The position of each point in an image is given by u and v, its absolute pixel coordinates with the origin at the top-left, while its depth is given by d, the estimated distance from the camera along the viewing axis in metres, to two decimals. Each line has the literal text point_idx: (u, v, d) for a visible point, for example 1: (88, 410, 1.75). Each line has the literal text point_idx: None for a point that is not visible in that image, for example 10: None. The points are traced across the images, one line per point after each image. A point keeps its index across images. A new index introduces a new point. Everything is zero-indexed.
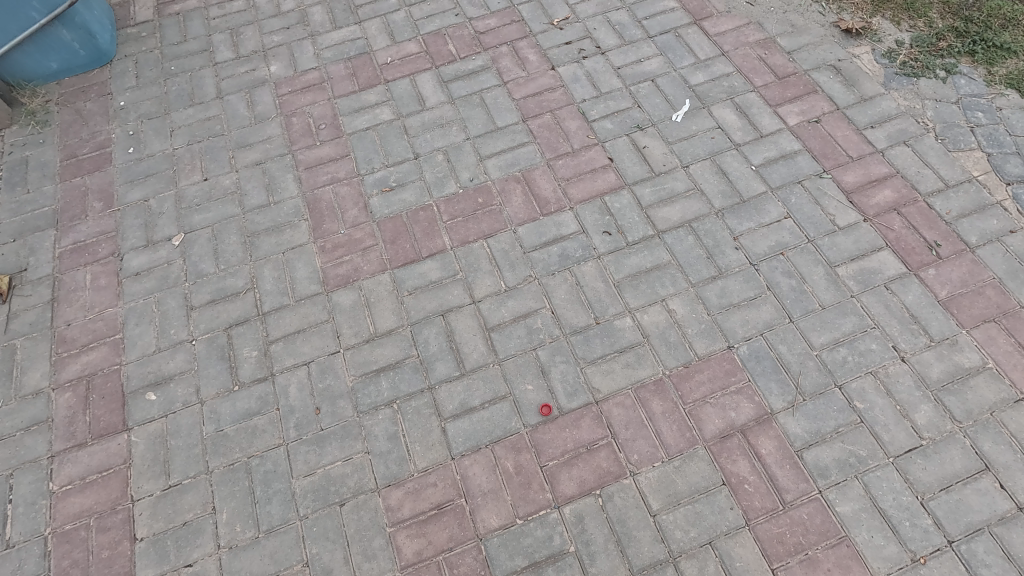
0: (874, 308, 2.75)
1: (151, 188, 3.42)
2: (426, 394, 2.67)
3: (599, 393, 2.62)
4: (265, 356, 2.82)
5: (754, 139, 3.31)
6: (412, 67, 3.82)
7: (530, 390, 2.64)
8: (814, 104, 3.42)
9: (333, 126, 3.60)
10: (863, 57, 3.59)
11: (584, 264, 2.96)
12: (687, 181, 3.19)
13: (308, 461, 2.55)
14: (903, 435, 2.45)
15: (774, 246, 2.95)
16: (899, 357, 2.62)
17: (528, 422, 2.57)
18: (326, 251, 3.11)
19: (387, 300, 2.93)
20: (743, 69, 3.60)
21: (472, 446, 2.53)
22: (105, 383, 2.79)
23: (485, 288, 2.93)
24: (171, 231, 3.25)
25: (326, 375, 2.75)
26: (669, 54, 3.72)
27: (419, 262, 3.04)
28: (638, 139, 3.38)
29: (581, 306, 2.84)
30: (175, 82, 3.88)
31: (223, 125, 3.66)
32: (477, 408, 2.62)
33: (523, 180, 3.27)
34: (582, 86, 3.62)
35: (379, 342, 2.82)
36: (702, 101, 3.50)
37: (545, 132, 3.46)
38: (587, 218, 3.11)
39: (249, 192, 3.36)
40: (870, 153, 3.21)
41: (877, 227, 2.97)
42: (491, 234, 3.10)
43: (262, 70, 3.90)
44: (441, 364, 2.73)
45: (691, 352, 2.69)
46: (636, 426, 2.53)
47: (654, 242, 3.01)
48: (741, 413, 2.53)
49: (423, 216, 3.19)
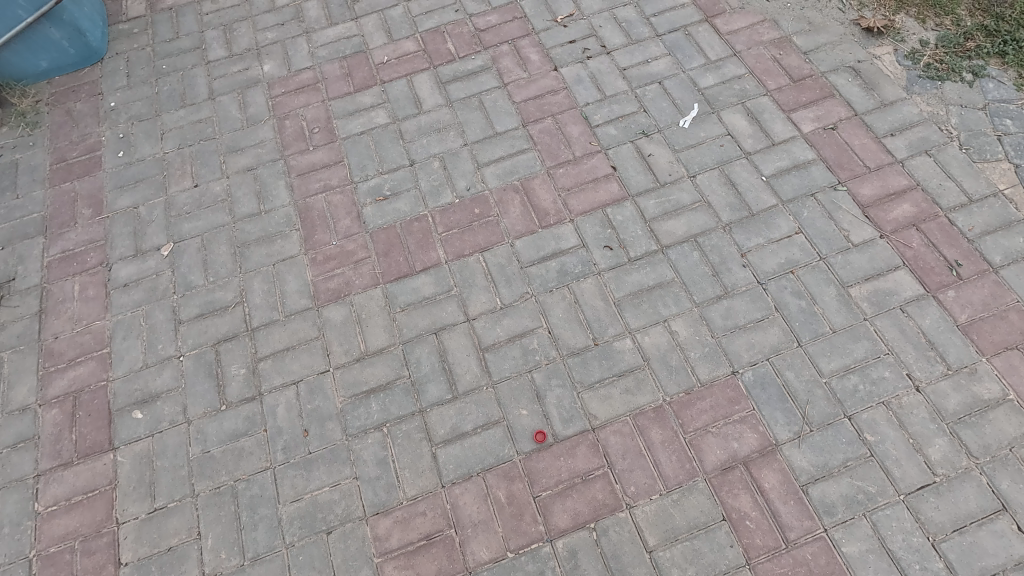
0: (888, 332, 2.61)
1: (141, 194, 3.33)
2: (418, 418, 2.58)
3: (596, 419, 2.52)
4: (254, 374, 2.74)
5: (766, 147, 3.15)
6: (409, 67, 3.67)
7: (524, 415, 2.55)
8: (830, 109, 3.24)
9: (326, 129, 3.48)
10: (884, 58, 3.38)
11: (583, 280, 2.84)
12: (694, 192, 3.04)
13: (295, 485, 2.48)
14: (916, 471, 2.33)
15: (784, 264, 2.81)
16: (914, 387, 2.49)
17: (521, 449, 2.48)
18: (317, 264, 3.01)
19: (379, 316, 2.84)
20: (756, 71, 3.41)
21: (463, 474, 2.45)
22: (92, 400, 2.74)
23: (480, 305, 2.82)
24: (160, 240, 3.16)
25: (315, 396, 2.67)
26: (677, 54, 3.53)
27: (413, 276, 2.93)
28: (643, 145, 3.22)
29: (579, 326, 2.73)
30: (166, 82, 3.76)
31: (214, 127, 3.55)
32: (469, 433, 2.53)
33: (522, 190, 3.13)
34: (586, 88, 3.46)
35: (370, 361, 2.73)
36: (712, 105, 3.32)
37: (546, 137, 3.31)
38: (587, 231, 2.98)
39: (240, 200, 3.26)
40: (889, 164, 3.03)
41: (894, 244, 2.82)
42: (487, 247, 2.98)
43: (255, 69, 3.78)
44: (432, 386, 2.64)
45: (693, 377, 2.57)
46: (634, 456, 2.43)
47: (658, 257, 2.87)
48: (745, 444, 2.43)
49: (418, 227, 3.07)
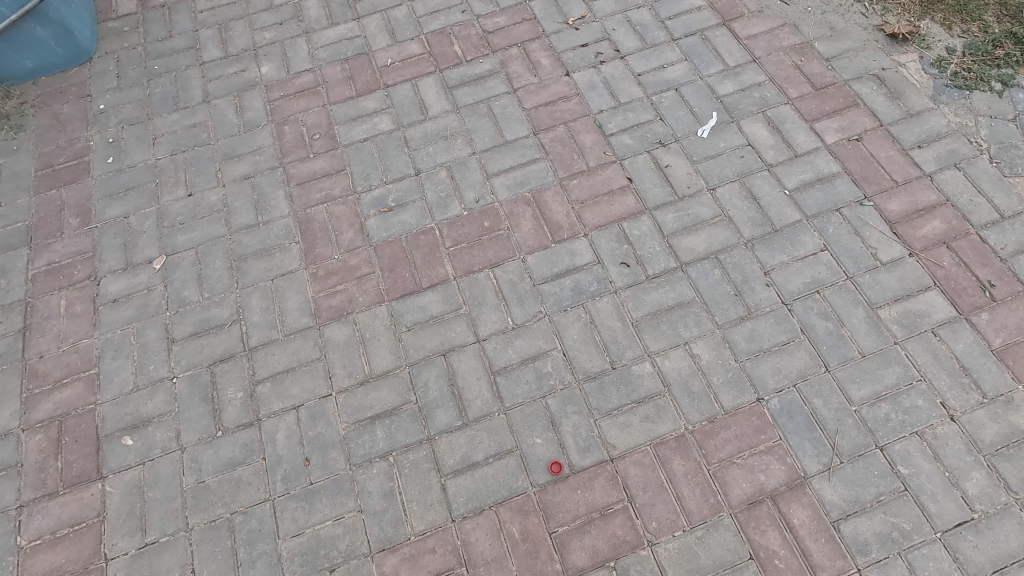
0: (919, 357, 2.49)
1: (132, 203, 3.16)
2: (426, 447, 2.45)
3: (615, 449, 2.39)
4: (252, 398, 2.60)
5: (788, 159, 3.01)
6: (414, 70, 3.52)
7: (539, 445, 2.41)
8: (854, 119, 3.10)
9: (327, 136, 3.32)
10: (910, 66, 3.25)
11: (599, 299, 2.70)
12: (713, 206, 2.91)
13: (296, 519, 2.35)
14: (953, 506, 2.21)
15: (809, 283, 2.68)
16: (949, 416, 2.37)
17: (536, 481, 2.35)
18: (319, 280, 2.87)
19: (384, 336, 2.70)
20: (777, 78, 3.28)
21: (474, 508, 2.32)
22: (80, 424, 2.58)
23: (491, 325, 2.68)
24: (152, 252, 3.00)
25: (317, 422, 2.53)
26: (694, 59, 3.39)
27: (420, 293, 2.79)
28: (660, 156, 3.08)
29: (596, 348, 2.59)
30: (159, 84, 3.59)
31: (209, 132, 3.38)
32: (481, 463, 2.40)
33: (533, 202, 2.99)
34: (599, 95, 3.32)
35: (375, 385, 2.59)
36: (731, 113, 3.19)
37: (558, 146, 3.17)
38: (603, 246, 2.84)
39: (236, 210, 3.10)
40: (917, 178, 2.91)
41: (924, 262, 2.70)
42: (497, 262, 2.84)
43: (252, 70, 3.61)
44: (441, 413, 2.50)
45: (716, 404, 2.45)
46: (655, 489, 2.31)
47: (677, 275, 2.74)
48: (772, 477, 2.30)
49: (424, 241, 2.93)
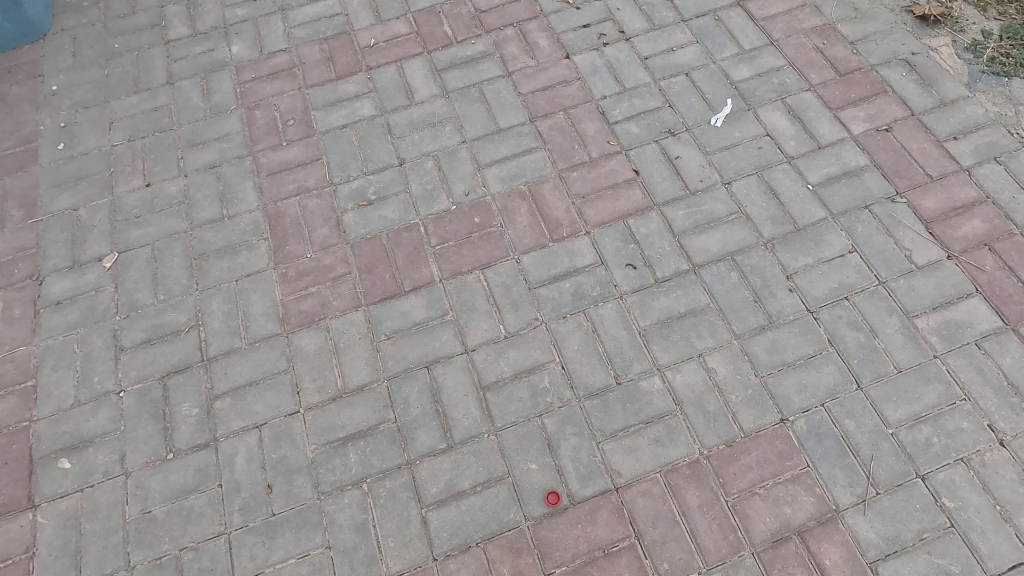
0: (963, 373, 2.21)
1: (82, 194, 2.84)
2: (405, 473, 2.15)
3: (620, 477, 2.10)
4: (208, 416, 2.29)
5: (811, 151, 2.73)
6: (400, 51, 3.21)
7: (533, 471, 2.12)
8: (883, 108, 2.82)
9: (302, 122, 3.01)
10: (942, 50, 2.97)
11: (602, 305, 2.41)
12: (729, 202, 2.62)
13: (254, 557, 2.05)
14: (1006, 546, 1.94)
15: (837, 289, 2.39)
16: (998, 441, 2.09)
17: (530, 514, 2.06)
18: (288, 281, 2.56)
19: (360, 345, 2.39)
20: (797, 63, 2.99)
21: (460, 544, 2.03)
22: (11, 445, 2.26)
23: (480, 333, 2.38)
24: (102, 249, 2.69)
25: (282, 443, 2.22)
26: (706, 42, 3.10)
27: (401, 297, 2.49)
28: (670, 146, 2.79)
29: (598, 360, 2.30)
30: (118, 64, 3.26)
31: (172, 117, 3.06)
32: (467, 492, 2.10)
33: (529, 196, 2.69)
34: (602, 79, 3.02)
35: (349, 401, 2.28)
36: (747, 101, 2.90)
37: (557, 135, 2.87)
38: (606, 246, 2.55)
39: (199, 203, 2.79)
40: (953, 172, 2.63)
41: (964, 266, 2.42)
42: (489, 263, 2.54)
43: (222, 50, 3.29)
44: (423, 434, 2.21)
45: (735, 426, 2.16)
46: (666, 524, 2.02)
47: (689, 278, 2.45)
48: (799, 510, 2.02)
49: (407, 238, 2.62)
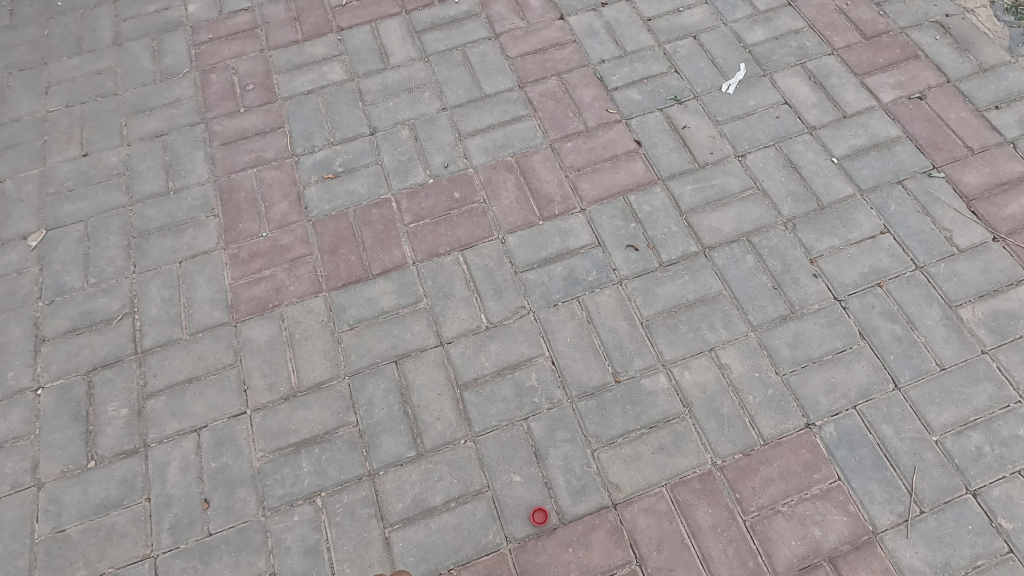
0: (1016, 371, 1.91)
1: (10, 165, 2.51)
2: (366, 486, 1.83)
3: (619, 492, 1.79)
4: (138, 418, 1.96)
5: (835, 120, 2.42)
6: (375, 11, 2.88)
7: (517, 485, 1.80)
8: (915, 74, 2.51)
9: (263, 86, 2.68)
10: (979, 12, 2.66)
11: (598, 291, 2.09)
12: (743, 176, 2.31)
13: None
14: None
15: (868, 274, 2.08)
16: None
17: (512, 535, 1.75)
18: (239, 263, 2.23)
19: (319, 337, 2.07)
20: (818, 25, 2.68)
21: (428, 572, 1.71)
22: None
23: (458, 323, 2.06)
24: (28, 226, 2.35)
25: (223, 450, 1.90)
26: (716, 2, 2.78)
27: (368, 282, 2.16)
28: (676, 115, 2.48)
29: (594, 355, 1.98)
30: (60, 23, 2.92)
31: (117, 80, 2.72)
32: (438, 509, 1.79)
33: (517, 169, 2.37)
34: (600, 42, 2.70)
35: (303, 401, 1.96)
36: (762, 65, 2.58)
37: (549, 101, 2.55)
38: (604, 225, 2.23)
39: (141, 175, 2.45)
40: (996, 145, 2.32)
41: (1013, 249, 2.11)
42: (469, 243, 2.22)
43: (176, 9, 2.95)
44: (388, 440, 1.88)
45: (753, 432, 1.85)
46: (673, 548, 1.71)
47: (699, 262, 2.13)
48: (830, 532, 1.71)
49: (377, 215, 2.30)
